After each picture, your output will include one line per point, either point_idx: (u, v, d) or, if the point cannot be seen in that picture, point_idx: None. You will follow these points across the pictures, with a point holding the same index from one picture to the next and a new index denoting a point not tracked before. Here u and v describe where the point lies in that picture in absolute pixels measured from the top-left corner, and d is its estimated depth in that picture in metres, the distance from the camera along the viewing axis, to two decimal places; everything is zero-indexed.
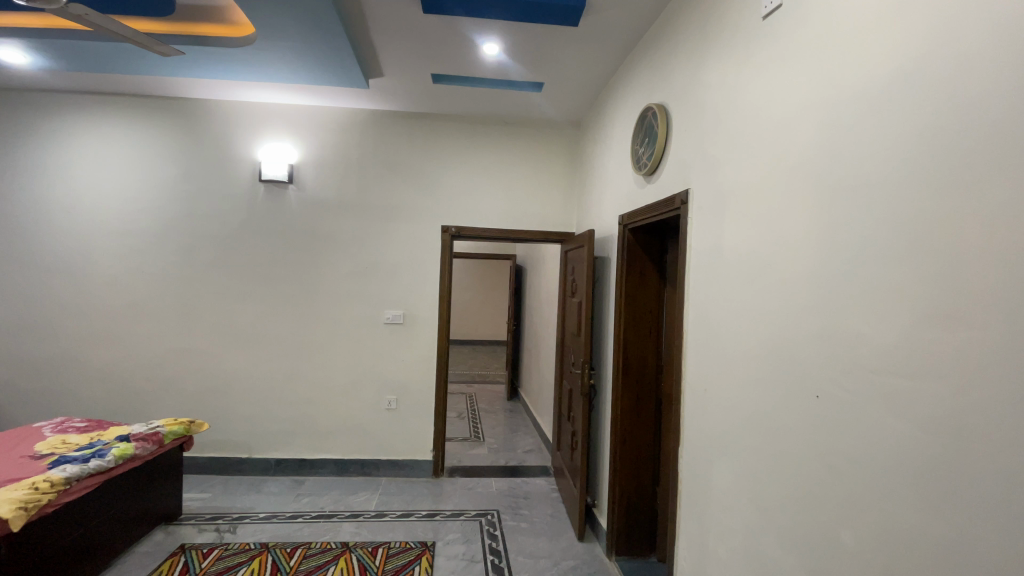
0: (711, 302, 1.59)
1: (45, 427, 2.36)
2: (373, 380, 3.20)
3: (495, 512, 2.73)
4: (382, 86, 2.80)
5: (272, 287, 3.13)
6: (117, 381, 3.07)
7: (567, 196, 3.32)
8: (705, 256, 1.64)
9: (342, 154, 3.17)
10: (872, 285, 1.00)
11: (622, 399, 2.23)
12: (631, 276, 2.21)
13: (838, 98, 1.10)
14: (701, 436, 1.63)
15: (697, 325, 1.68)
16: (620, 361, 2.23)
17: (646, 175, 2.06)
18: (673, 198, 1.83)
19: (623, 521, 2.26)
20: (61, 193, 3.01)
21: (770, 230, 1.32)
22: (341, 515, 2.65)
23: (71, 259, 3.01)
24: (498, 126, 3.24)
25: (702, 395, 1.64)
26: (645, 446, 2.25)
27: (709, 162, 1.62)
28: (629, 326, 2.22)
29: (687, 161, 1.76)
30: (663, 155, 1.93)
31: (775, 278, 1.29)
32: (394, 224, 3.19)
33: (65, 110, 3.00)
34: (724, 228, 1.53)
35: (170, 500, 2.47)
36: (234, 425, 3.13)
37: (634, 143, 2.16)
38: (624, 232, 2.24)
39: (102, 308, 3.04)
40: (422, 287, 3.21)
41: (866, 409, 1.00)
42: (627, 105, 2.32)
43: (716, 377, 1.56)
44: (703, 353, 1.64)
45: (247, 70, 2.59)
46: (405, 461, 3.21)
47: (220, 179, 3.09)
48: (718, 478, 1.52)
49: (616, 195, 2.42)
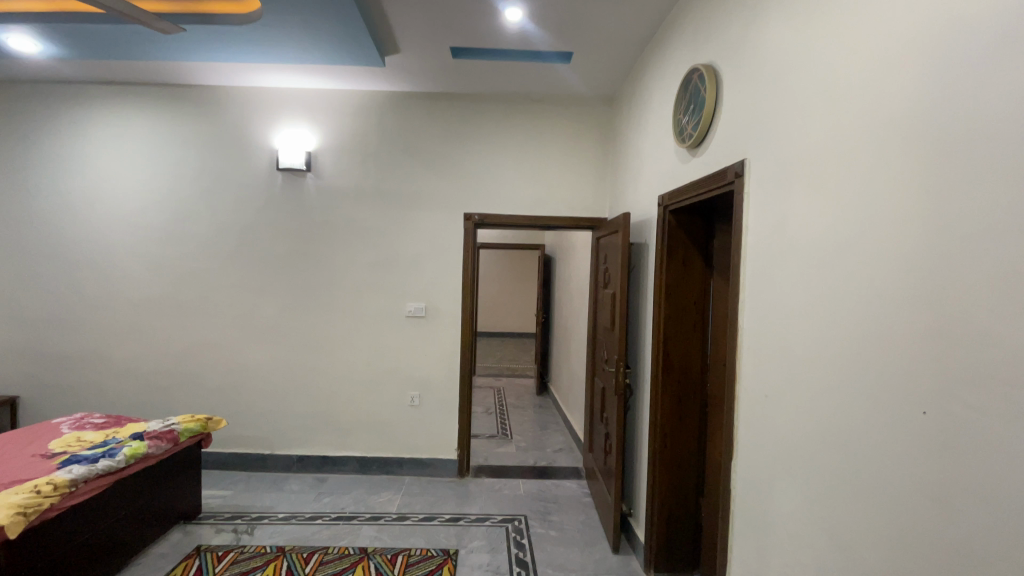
0: (775, 292, 1.34)
1: (64, 424, 2.38)
2: (395, 375, 3.07)
3: (523, 518, 2.56)
4: (398, 63, 2.62)
5: (291, 279, 3.03)
6: (142, 375, 3.05)
7: (600, 179, 3.07)
8: (767, 237, 1.38)
9: (360, 139, 3.01)
10: (1015, 267, 0.73)
11: (663, 401, 2.00)
12: (672, 263, 1.98)
13: (961, 22, 0.83)
14: (761, 449, 1.39)
15: (756, 320, 1.43)
16: (659, 359, 2.00)
17: (691, 148, 1.81)
18: (726, 171, 1.56)
19: (663, 535, 2.04)
20: (82, 186, 2.99)
21: (855, 200, 1.06)
22: (361, 517, 2.53)
23: (94, 252, 3.00)
24: (524, 104, 3.02)
25: (762, 400, 1.39)
26: (688, 453, 2.02)
27: (773, 125, 1.35)
28: (670, 319, 1.98)
29: (743, 127, 1.50)
30: (712, 123, 1.68)
31: (865, 259, 1.03)
32: (415, 211, 3.03)
33: (84, 101, 2.97)
34: (792, 202, 1.27)
35: (187, 499, 2.42)
36: (256, 421, 3.06)
37: (677, 112, 1.91)
38: (664, 216, 2.00)
39: (123, 301, 3.02)
40: (444, 278, 3.04)
41: (1002, 431, 0.75)
42: (668, 71, 2.06)
43: (780, 381, 1.31)
44: (762, 351, 1.39)
45: (258, 51, 2.46)
46: (429, 460, 3.07)
47: (237, 167, 3.00)
48: (783, 500, 1.29)
49: (655, 174, 2.17)
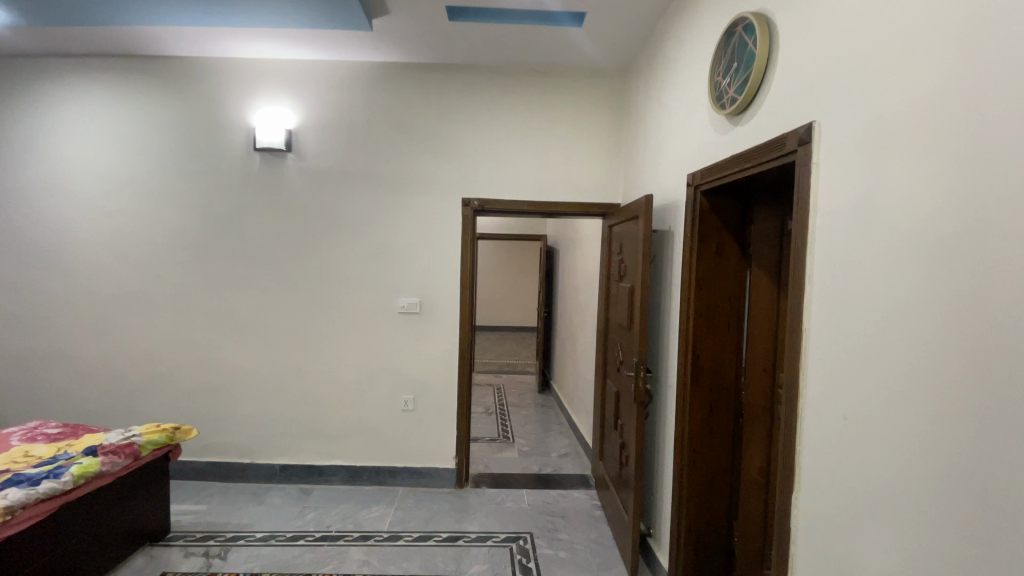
0: (855, 285, 1.06)
1: (14, 435, 2.11)
2: (387, 377, 2.80)
3: (529, 537, 2.31)
4: (388, 28, 2.33)
5: (272, 273, 2.75)
6: (108, 379, 2.77)
7: (612, 161, 2.79)
8: (842, 216, 1.10)
9: (346, 117, 2.72)
10: None
11: (692, 412, 1.75)
12: (704, 252, 1.72)
13: None
14: (829, 483, 1.13)
15: (823, 324, 1.16)
16: (688, 364, 1.75)
17: (732, 115, 1.53)
18: (782, 139, 1.29)
19: (691, 565, 1.78)
20: (39, 170, 2.69)
21: (995, 163, 0.77)
22: (349, 537, 2.27)
23: (53, 244, 2.71)
24: (529, 77, 2.73)
25: (835, 423, 1.12)
26: (720, 471, 1.77)
27: (854, 74, 1.07)
28: (700, 318, 1.72)
29: (806, 84, 1.22)
30: (761, 82, 1.40)
31: (1013, 245, 0.75)
32: (408, 196, 2.74)
33: (38, 77, 2.67)
34: (880, 176, 1.00)
35: (153, 518, 2.17)
36: (234, 428, 2.79)
37: (714, 74, 1.62)
38: (695, 198, 1.73)
39: (86, 297, 2.74)
40: (440, 271, 2.77)
41: None
42: (701, 30, 1.77)
43: (859, 402, 1.05)
44: (832, 362, 1.13)
45: (227, 13, 2.16)
46: (424, 469, 2.81)
47: (211, 147, 2.70)
48: (866, 551, 1.02)
49: (683, 151, 1.89)
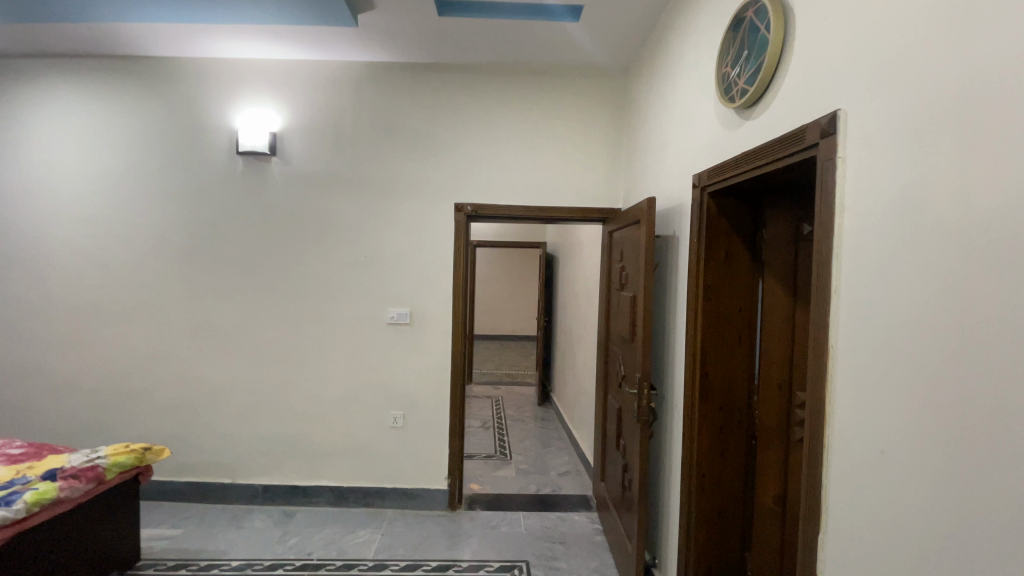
0: (891, 296, 0.90)
1: None
2: (376, 392, 2.65)
3: (523, 566, 2.15)
4: (374, 25, 2.21)
5: (255, 282, 2.62)
6: (83, 394, 2.64)
7: (611, 165, 2.66)
8: (873, 216, 0.95)
9: (333, 119, 2.60)
10: None
11: (700, 433, 1.60)
12: (711, 258, 1.58)
13: None
14: (862, 527, 0.97)
15: (851, 341, 1.00)
16: (695, 380, 1.60)
17: (742, 108, 1.40)
18: (799, 132, 1.15)
19: None
20: (15, 174, 2.58)
21: None
22: (330, 566, 2.11)
23: (27, 251, 2.59)
24: (524, 77, 2.61)
25: (868, 455, 0.96)
26: (731, 500, 1.61)
27: (885, 52, 0.93)
28: (708, 330, 1.58)
29: (827, 70, 1.08)
30: (774, 71, 1.27)
31: None
32: (398, 201, 2.62)
33: (14, 78, 2.57)
34: (919, 168, 0.85)
35: (121, 545, 2.02)
36: (214, 446, 2.65)
37: (722, 65, 1.49)
38: (701, 199, 1.59)
39: (60, 307, 2.61)
40: (432, 280, 2.63)
41: None
42: (706, 20, 1.65)
43: (899, 433, 0.88)
44: (864, 385, 0.97)
45: (204, 7, 2.05)
46: (414, 490, 2.66)
47: (192, 150, 2.59)
48: None
49: (688, 149, 1.76)
